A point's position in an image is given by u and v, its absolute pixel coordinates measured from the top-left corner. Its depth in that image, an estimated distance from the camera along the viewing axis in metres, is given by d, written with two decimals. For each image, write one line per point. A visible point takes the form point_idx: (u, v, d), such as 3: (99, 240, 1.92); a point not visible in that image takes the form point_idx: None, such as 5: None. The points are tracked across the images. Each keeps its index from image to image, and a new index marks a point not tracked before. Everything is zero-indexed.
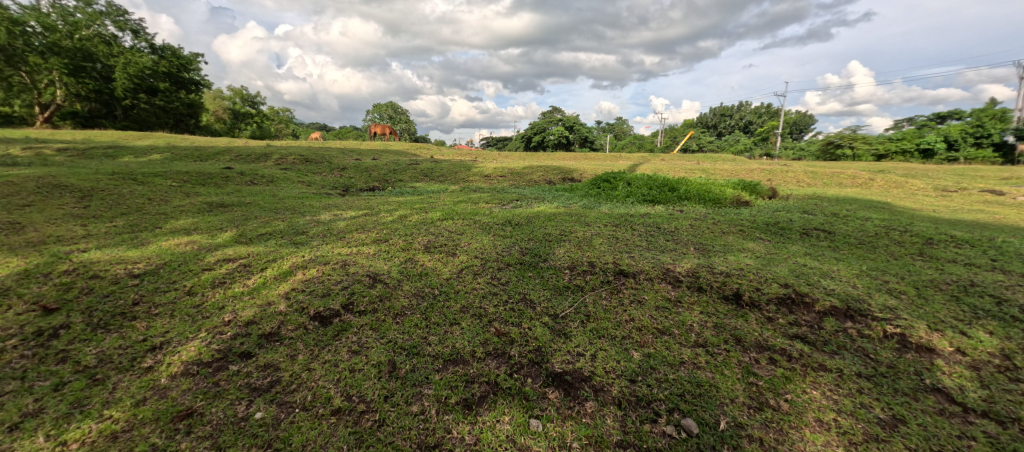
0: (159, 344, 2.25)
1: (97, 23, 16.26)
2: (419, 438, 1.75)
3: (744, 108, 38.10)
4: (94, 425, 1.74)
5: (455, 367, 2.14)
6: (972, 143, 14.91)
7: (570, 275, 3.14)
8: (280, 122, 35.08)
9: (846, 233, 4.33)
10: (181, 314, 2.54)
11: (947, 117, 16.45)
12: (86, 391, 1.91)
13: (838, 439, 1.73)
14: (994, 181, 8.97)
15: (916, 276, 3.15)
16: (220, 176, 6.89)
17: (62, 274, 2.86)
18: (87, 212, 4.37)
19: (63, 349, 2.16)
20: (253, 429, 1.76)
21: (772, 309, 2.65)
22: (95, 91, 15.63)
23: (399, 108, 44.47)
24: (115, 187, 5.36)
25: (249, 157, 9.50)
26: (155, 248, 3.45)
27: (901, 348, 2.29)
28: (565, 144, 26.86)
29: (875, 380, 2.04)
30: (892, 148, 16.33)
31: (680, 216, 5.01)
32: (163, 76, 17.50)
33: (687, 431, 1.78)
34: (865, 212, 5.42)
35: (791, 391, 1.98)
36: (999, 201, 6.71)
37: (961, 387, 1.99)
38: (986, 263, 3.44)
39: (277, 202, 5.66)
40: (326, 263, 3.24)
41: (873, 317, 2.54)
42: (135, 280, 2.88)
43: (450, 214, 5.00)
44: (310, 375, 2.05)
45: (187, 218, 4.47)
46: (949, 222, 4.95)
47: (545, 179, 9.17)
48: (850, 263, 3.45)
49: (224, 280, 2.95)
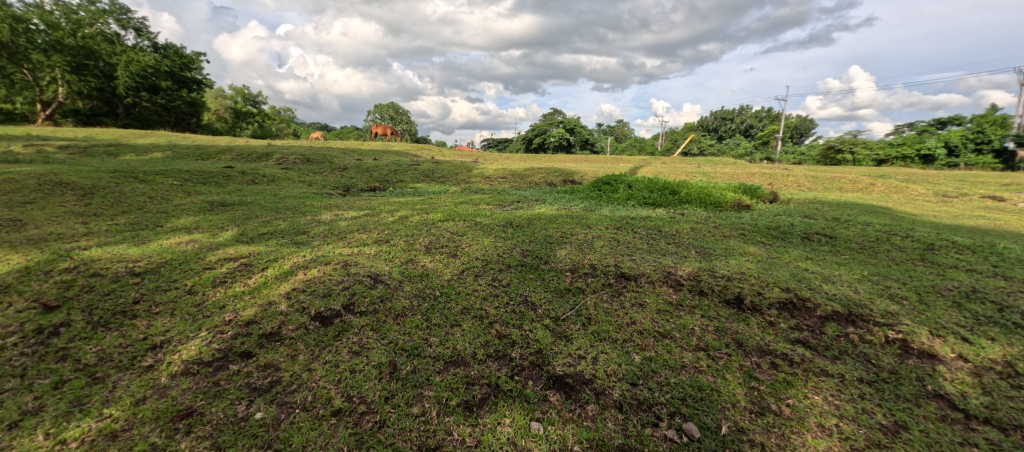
0: (159, 343, 2.24)
1: (100, 21, 16.40)
2: (420, 440, 1.75)
3: (745, 112, 38.22)
4: (93, 423, 1.74)
5: (456, 369, 2.13)
6: (972, 149, 14.98)
7: (571, 277, 3.14)
8: (281, 121, 35.24)
9: (847, 238, 4.33)
10: (181, 313, 2.53)
11: (948, 123, 16.41)
12: (86, 390, 1.91)
13: (839, 444, 1.74)
14: (994, 187, 9.00)
15: (917, 282, 3.14)
16: (221, 175, 6.89)
17: (63, 272, 2.86)
18: (88, 209, 4.38)
19: (63, 347, 2.15)
20: (253, 429, 1.76)
21: (773, 313, 2.65)
22: (98, 89, 15.72)
23: (399, 109, 44.54)
24: (117, 185, 5.37)
25: (250, 157, 9.50)
26: (155, 246, 3.46)
27: (903, 354, 2.28)
28: (566, 147, 26.80)
29: (876, 385, 2.04)
30: (892, 154, 16.28)
31: (681, 219, 5.02)
32: (164, 75, 17.46)
33: (688, 435, 1.77)
34: (867, 217, 5.44)
35: (792, 396, 1.98)
36: (998, 207, 6.74)
37: (962, 393, 1.99)
38: (988, 269, 3.44)
39: (278, 201, 5.66)
40: (327, 264, 3.23)
41: (875, 323, 2.53)
42: (136, 278, 2.88)
43: (451, 215, 5.00)
44: (311, 376, 2.05)
45: (187, 217, 4.48)
46: (950, 228, 4.96)
47: (545, 182, 9.16)
48: (852, 268, 3.44)
49: (225, 280, 2.94)
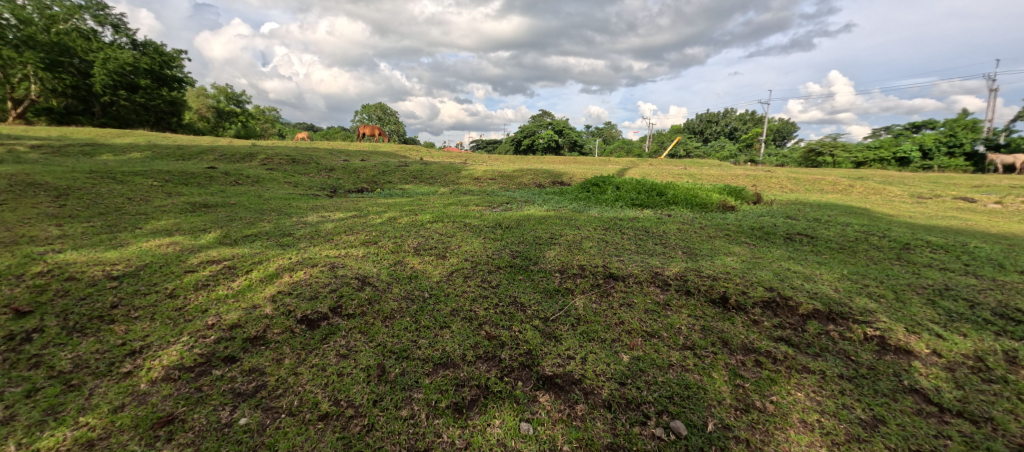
0: (139, 348, 2.18)
1: (75, 17, 15.92)
2: (409, 443, 1.74)
3: (730, 114, 38.92)
4: (68, 432, 1.69)
5: (445, 371, 2.12)
6: (945, 152, 15.54)
7: (560, 277, 3.16)
8: (265, 121, 34.71)
9: (828, 238, 4.45)
10: (162, 317, 2.47)
11: (922, 127, 16.97)
12: (60, 398, 1.84)
13: (821, 439, 1.78)
14: (966, 188, 9.35)
15: (894, 280, 3.25)
16: (203, 176, 6.73)
17: (36, 276, 2.76)
18: (63, 211, 4.24)
19: (36, 354, 2.08)
20: (237, 435, 1.72)
21: (757, 312, 2.70)
22: (73, 87, 15.29)
23: (387, 110, 44.27)
24: (93, 186, 5.21)
25: (234, 157, 9.34)
26: (135, 249, 3.37)
27: (880, 350, 2.36)
28: (554, 148, 26.99)
29: (856, 381, 2.10)
30: (870, 156, 16.76)
31: (668, 220, 5.10)
32: (144, 72, 17.00)
33: (675, 433, 1.80)
34: (846, 217, 5.60)
35: (775, 393, 2.02)
36: (969, 208, 7.00)
37: (937, 388, 2.06)
38: (960, 267, 3.58)
39: (263, 202, 5.57)
40: (313, 266, 3.19)
41: (854, 321, 2.61)
42: (114, 282, 2.80)
43: (440, 216, 4.99)
44: (297, 380, 2.02)
45: (168, 219, 4.37)
46: (925, 228, 5.14)
47: (535, 183, 9.20)
48: (832, 267, 3.53)
49: (208, 283, 2.88)
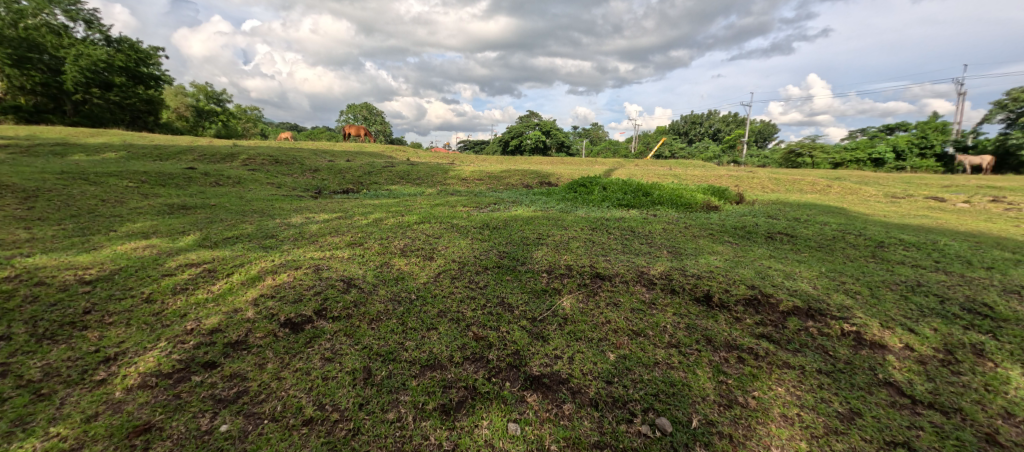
0: (114, 355, 2.12)
1: (45, 12, 15.36)
2: (395, 446, 1.72)
3: (713, 116, 39.63)
4: (38, 443, 1.62)
5: (432, 373, 2.11)
6: (917, 154, 16.11)
7: (548, 278, 3.17)
8: (247, 120, 33.97)
9: (807, 236, 4.57)
10: (138, 323, 2.40)
11: (895, 129, 17.57)
12: (29, 408, 1.77)
13: (801, 432, 1.83)
14: (937, 188, 9.71)
15: (869, 277, 3.35)
16: (182, 177, 6.55)
17: (3, 281, 2.65)
18: (32, 213, 4.08)
19: (3, 363, 2.00)
20: (218, 443, 1.68)
21: (740, 310, 2.76)
22: (42, 84, 14.73)
23: (373, 110, 43.81)
24: (64, 187, 5.03)
25: (214, 157, 9.12)
26: (109, 252, 3.26)
27: (857, 345, 2.43)
28: (541, 148, 27.08)
29: (833, 376, 2.16)
30: (847, 158, 17.28)
31: (654, 220, 5.17)
32: (119, 69, 16.49)
33: (661, 430, 1.83)
34: (824, 216, 5.77)
35: (757, 388, 2.07)
36: (940, 207, 7.28)
37: (909, 380, 2.13)
38: (931, 264, 3.71)
39: (245, 204, 5.45)
40: (297, 268, 3.14)
41: (832, 317, 2.68)
42: (86, 287, 2.70)
43: (428, 217, 4.96)
44: (281, 384, 1.98)
45: (144, 221, 4.24)
46: (899, 226, 5.32)
47: (522, 183, 9.22)
48: (811, 265, 3.63)
49: (187, 286, 2.81)
